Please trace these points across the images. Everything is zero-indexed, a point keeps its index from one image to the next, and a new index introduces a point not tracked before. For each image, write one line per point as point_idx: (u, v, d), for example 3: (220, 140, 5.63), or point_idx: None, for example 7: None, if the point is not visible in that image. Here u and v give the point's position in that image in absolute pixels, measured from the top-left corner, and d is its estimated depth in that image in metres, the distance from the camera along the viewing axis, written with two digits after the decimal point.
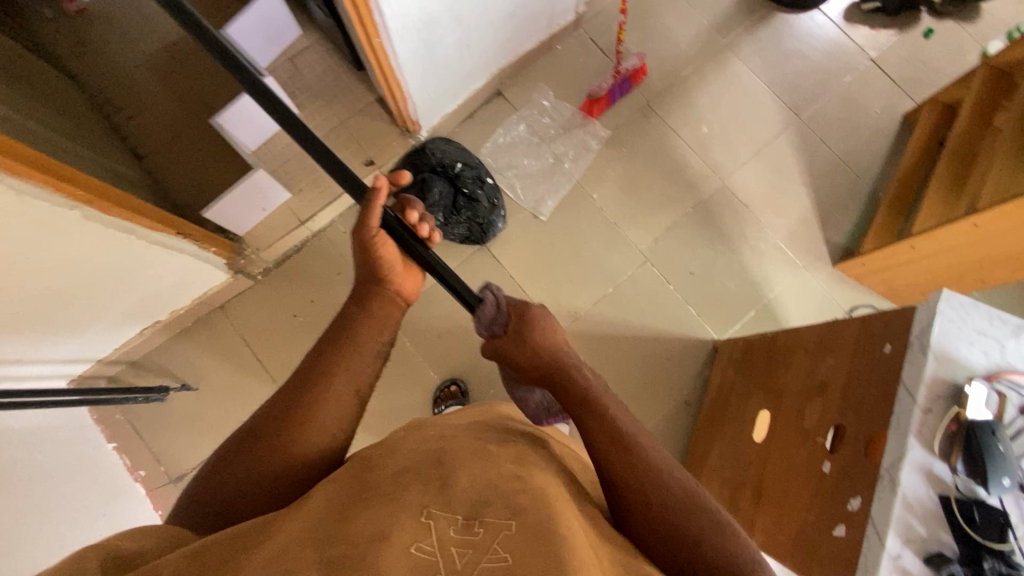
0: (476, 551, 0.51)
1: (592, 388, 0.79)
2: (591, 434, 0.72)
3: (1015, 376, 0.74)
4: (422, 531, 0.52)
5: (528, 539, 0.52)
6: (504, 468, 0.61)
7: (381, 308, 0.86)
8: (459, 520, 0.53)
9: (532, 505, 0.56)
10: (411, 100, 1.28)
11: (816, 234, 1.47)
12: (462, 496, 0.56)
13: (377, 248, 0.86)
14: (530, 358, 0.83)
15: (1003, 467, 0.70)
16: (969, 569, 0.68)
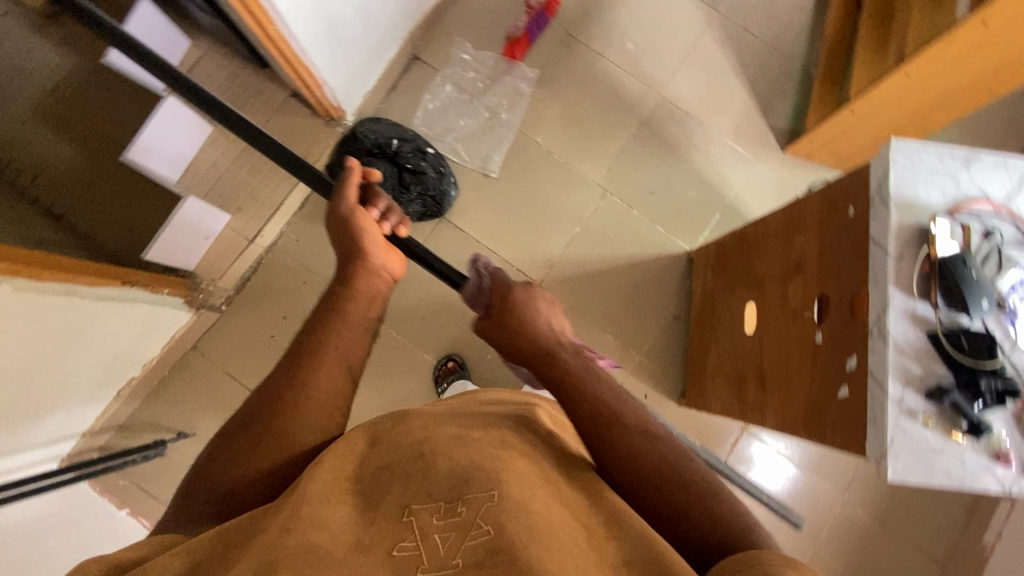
0: (459, 534, 0.50)
1: (572, 367, 0.73)
2: (578, 405, 0.66)
3: (974, 205, 0.66)
4: (404, 530, 0.50)
5: (506, 520, 0.50)
6: (481, 449, 0.58)
7: (369, 284, 0.77)
8: (440, 506, 0.52)
9: (514, 487, 0.53)
10: (328, 85, 1.16)
11: (761, 125, 1.43)
12: (442, 483, 0.54)
13: (353, 219, 0.79)
14: (517, 341, 0.80)
15: (979, 290, 0.62)
16: (968, 395, 0.61)
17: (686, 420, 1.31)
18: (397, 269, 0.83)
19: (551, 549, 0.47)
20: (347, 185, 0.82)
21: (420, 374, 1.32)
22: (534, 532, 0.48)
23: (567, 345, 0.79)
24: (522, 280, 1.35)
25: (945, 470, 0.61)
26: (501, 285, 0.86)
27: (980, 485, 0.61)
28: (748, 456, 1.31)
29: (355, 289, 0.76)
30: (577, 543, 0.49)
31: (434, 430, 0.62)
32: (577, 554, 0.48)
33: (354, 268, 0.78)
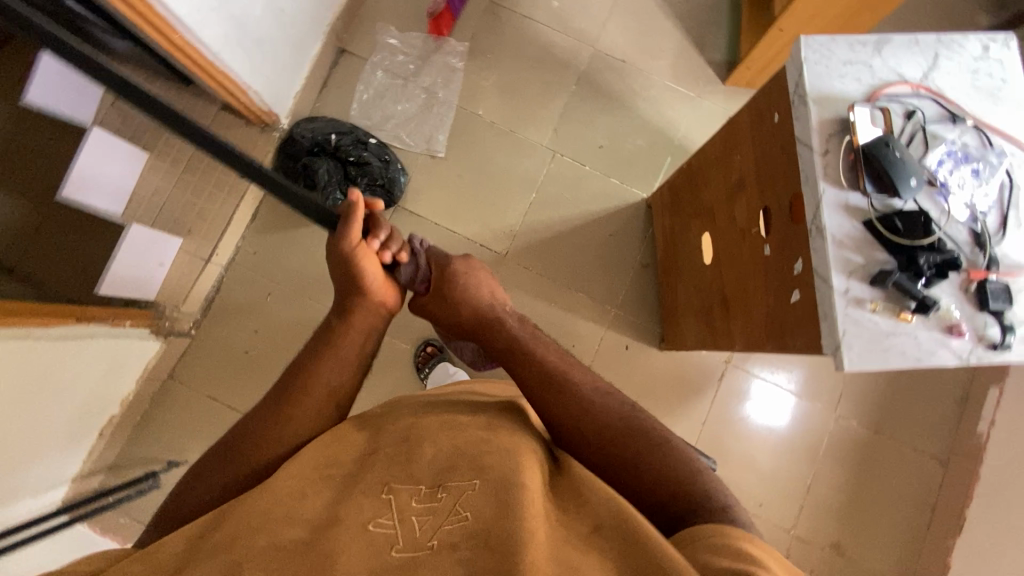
0: (438, 516, 0.52)
1: (519, 335, 0.80)
2: (527, 372, 0.74)
3: (892, 88, 0.66)
4: (382, 507, 0.53)
5: (489, 497, 0.53)
6: (469, 433, 0.61)
7: (364, 319, 0.79)
8: (421, 489, 0.55)
9: (497, 464, 0.57)
10: (252, 89, 1.13)
11: (698, 61, 1.43)
12: (427, 468, 0.57)
13: (356, 260, 0.79)
14: (453, 312, 0.85)
15: (906, 169, 0.62)
16: (910, 274, 0.61)
17: (671, 363, 1.32)
18: (391, 300, 0.83)
19: (527, 522, 0.50)
20: (350, 226, 0.78)
21: (401, 365, 1.32)
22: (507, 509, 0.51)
23: (507, 308, 0.87)
24: (487, 254, 1.34)
25: (900, 352, 0.62)
26: (439, 262, 0.87)
27: (936, 360, 0.62)
28: (737, 389, 1.32)
29: (355, 316, 0.78)
30: (546, 517, 0.52)
31: (420, 417, 0.66)
32: (548, 529, 0.51)
33: (352, 304, 0.79)
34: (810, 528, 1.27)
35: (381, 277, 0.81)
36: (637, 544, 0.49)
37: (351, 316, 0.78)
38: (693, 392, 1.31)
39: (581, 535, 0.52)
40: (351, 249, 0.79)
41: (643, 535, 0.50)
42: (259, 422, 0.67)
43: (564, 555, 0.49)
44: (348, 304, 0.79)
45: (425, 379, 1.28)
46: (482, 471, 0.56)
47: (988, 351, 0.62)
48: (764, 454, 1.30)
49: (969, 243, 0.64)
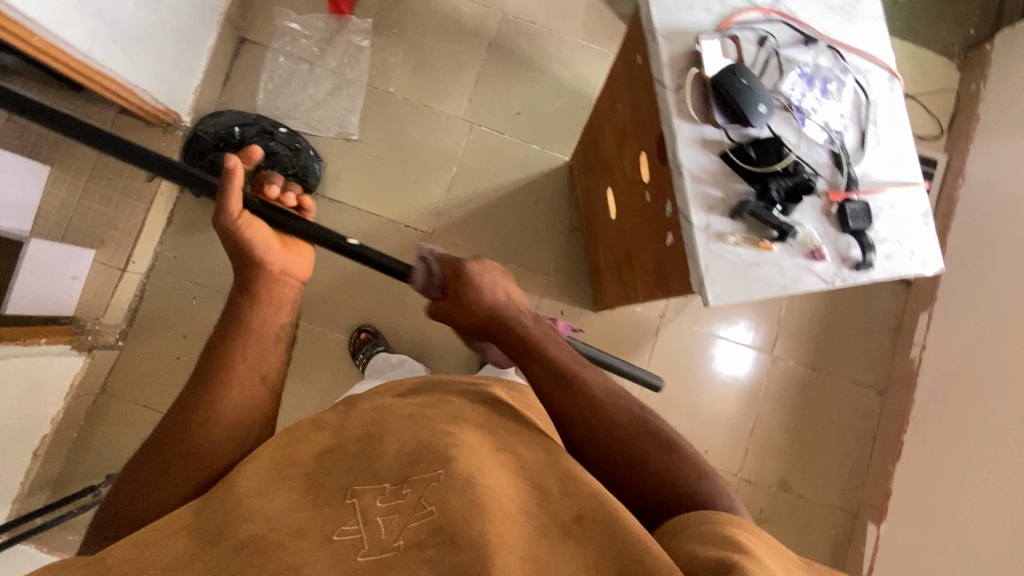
0: (403, 514, 0.47)
1: (532, 335, 0.64)
2: (540, 374, 0.61)
3: (741, 16, 0.65)
4: (347, 512, 0.47)
5: (457, 490, 0.47)
6: (433, 425, 0.55)
7: (273, 290, 0.69)
8: (386, 487, 0.49)
9: (464, 457, 0.51)
10: (141, 91, 1.09)
11: (610, 17, 1.40)
12: (390, 462, 0.51)
13: (241, 233, 0.67)
14: (471, 321, 0.68)
15: (753, 96, 0.61)
16: (766, 202, 0.61)
17: (608, 324, 1.32)
18: (298, 268, 0.72)
19: (492, 521, 0.45)
20: (228, 196, 0.66)
21: (339, 354, 1.31)
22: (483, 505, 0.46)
23: (530, 313, 0.69)
24: (414, 234, 1.32)
25: (764, 282, 0.61)
26: (450, 264, 0.72)
27: (800, 286, 0.62)
28: (676, 342, 1.33)
29: (260, 291, 0.68)
30: (520, 510, 0.47)
31: (382, 411, 0.59)
32: (519, 528, 0.46)
33: (254, 277, 0.68)
34: (755, 468, 1.30)
35: (278, 242, 0.70)
36: (615, 532, 0.46)
37: (260, 287, 0.68)
38: (632, 350, 1.32)
39: (563, 520, 0.47)
40: (231, 220, 0.66)
41: (628, 529, 0.46)
42: (182, 426, 0.58)
43: (538, 551, 0.44)
44: (250, 280, 0.68)
45: (362, 365, 1.24)
46: (446, 462, 0.50)
47: (851, 271, 0.62)
48: (707, 402, 1.32)
49: (827, 165, 0.64)
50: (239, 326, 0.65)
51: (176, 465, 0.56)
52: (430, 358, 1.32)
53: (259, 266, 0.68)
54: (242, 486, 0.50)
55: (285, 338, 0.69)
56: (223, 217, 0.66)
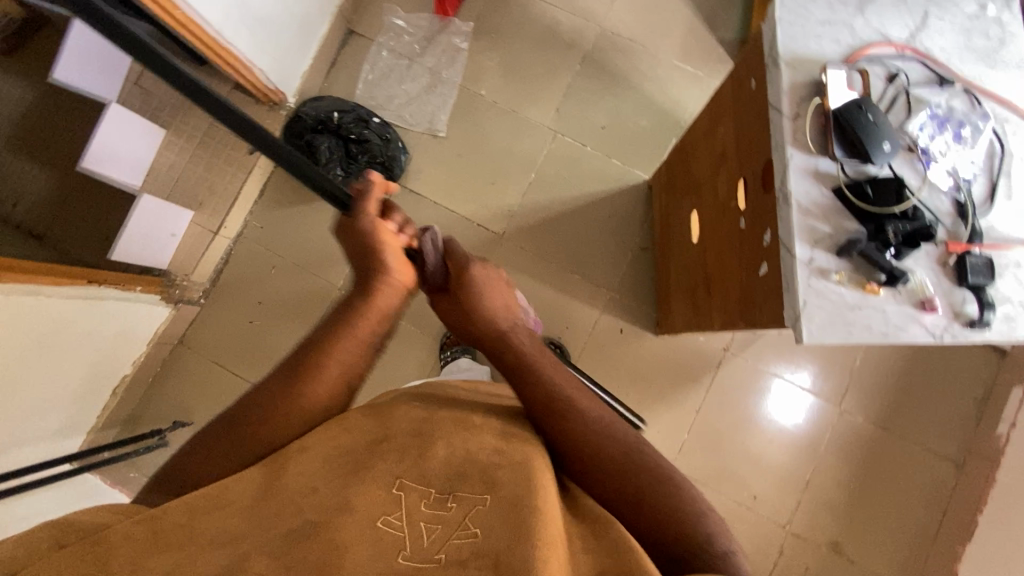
0: (447, 527, 0.48)
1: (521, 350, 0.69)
2: (528, 388, 0.64)
3: (872, 50, 0.63)
4: (392, 504, 0.49)
5: (501, 515, 0.48)
6: (482, 438, 0.56)
7: (388, 301, 0.69)
8: (433, 493, 0.50)
9: (512, 479, 0.51)
10: (256, 67, 1.16)
11: (709, 40, 1.38)
12: (439, 468, 0.52)
13: (373, 237, 0.68)
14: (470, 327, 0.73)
15: (880, 132, 0.59)
16: (878, 243, 0.58)
17: (667, 350, 1.29)
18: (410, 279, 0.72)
19: (542, 547, 0.44)
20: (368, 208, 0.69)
21: (399, 339, 1.34)
22: (523, 527, 0.46)
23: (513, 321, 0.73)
24: (485, 234, 1.35)
25: (865, 326, 0.58)
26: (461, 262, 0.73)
27: (904, 336, 0.58)
28: (737, 379, 1.28)
29: (373, 295, 0.68)
30: (558, 541, 0.46)
31: (432, 412, 0.61)
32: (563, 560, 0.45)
33: (375, 283, 0.69)
34: (806, 524, 1.23)
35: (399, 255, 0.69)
36: None
37: (373, 297, 0.68)
38: (689, 379, 1.28)
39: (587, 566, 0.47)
40: (366, 225, 0.68)
41: None
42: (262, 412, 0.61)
43: None
44: (369, 283, 0.69)
45: (444, 362, 1.28)
46: (495, 490, 0.50)
47: (964, 328, 0.58)
48: (764, 447, 1.26)
49: (950, 213, 0.60)
50: (337, 329, 0.67)
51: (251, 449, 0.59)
52: (484, 357, 1.33)
53: (379, 272, 0.69)
54: (297, 479, 0.51)
55: (372, 346, 0.69)
56: (360, 221, 0.68)
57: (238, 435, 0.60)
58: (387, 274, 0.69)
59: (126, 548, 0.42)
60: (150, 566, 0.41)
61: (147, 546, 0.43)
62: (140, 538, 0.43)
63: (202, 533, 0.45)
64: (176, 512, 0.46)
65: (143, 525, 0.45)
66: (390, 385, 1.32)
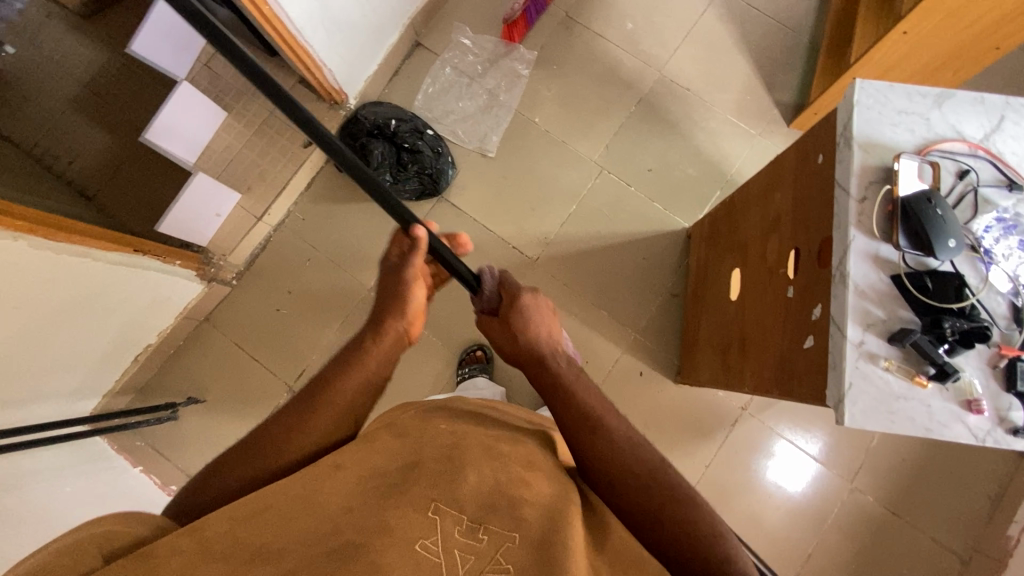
0: (480, 558, 0.47)
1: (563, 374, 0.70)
2: (566, 406, 0.66)
3: (946, 145, 0.64)
4: (429, 527, 0.48)
5: (535, 555, 0.47)
6: (510, 468, 0.57)
7: (393, 347, 0.73)
8: (464, 521, 0.50)
9: (539, 516, 0.51)
10: (325, 66, 1.19)
11: (766, 100, 1.40)
12: (471, 495, 0.52)
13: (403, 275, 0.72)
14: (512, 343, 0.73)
15: (947, 228, 0.59)
16: (933, 336, 0.58)
17: (683, 399, 1.29)
18: (415, 328, 0.76)
19: None
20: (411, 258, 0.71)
21: (419, 348, 1.35)
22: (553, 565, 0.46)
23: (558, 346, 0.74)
24: (518, 257, 1.36)
25: (908, 417, 0.58)
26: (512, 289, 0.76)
27: (948, 434, 0.58)
28: (749, 439, 1.27)
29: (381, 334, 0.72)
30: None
31: (460, 437, 0.61)
32: None
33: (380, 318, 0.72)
34: None
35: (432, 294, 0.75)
36: None
37: (381, 338, 0.71)
38: (701, 432, 1.28)
39: None
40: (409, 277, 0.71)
41: None
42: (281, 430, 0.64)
43: None
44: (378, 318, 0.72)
45: (461, 379, 1.29)
46: (526, 525, 0.50)
47: (1007, 435, 0.58)
48: (767, 512, 1.25)
49: (1006, 317, 0.60)
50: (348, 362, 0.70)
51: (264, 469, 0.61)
52: (500, 379, 1.34)
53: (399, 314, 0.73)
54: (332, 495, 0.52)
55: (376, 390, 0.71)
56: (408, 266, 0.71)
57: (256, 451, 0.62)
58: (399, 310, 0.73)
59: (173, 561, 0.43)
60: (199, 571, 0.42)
61: (191, 559, 0.44)
62: (186, 551, 0.45)
63: (240, 543, 0.46)
64: (217, 522, 0.48)
65: (190, 538, 0.46)
66: (405, 392, 1.33)
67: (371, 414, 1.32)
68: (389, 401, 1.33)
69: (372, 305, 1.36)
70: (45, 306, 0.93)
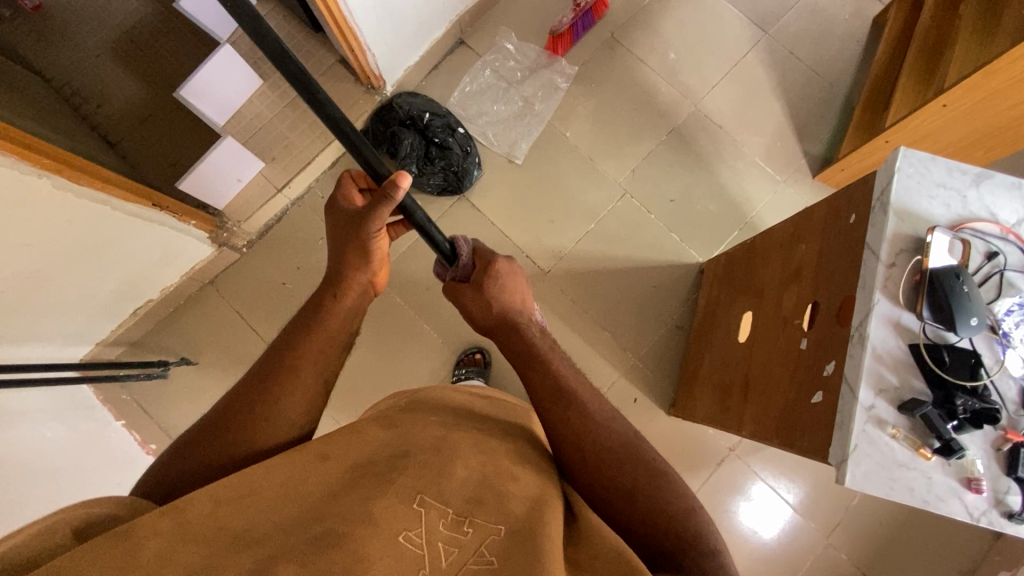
0: (462, 551, 0.46)
1: (537, 343, 0.71)
2: (539, 383, 0.67)
3: (979, 224, 0.64)
4: (414, 518, 0.47)
5: (519, 549, 0.47)
6: (501, 466, 0.56)
7: (358, 297, 0.73)
8: (450, 514, 0.48)
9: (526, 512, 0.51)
10: (370, 50, 1.19)
11: (795, 149, 1.42)
12: (458, 488, 0.51)
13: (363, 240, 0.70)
14: (485, 311, 0.73)
15: (971, 305, 0.60)
16: (944, 411, 0.59)
17: (673, 432, 1.30)
18: (380, 277, 0.77)
19: None
20: (380, 205, 0.67)
21: (418, 343, 1.34)
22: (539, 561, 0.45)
23: (533, 316, 0.75)
24: (530, 267, 1.36)
25: (908, 487, 0.59)
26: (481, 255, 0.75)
27: (944, 509, 0.58)
28: (733, 480, 1.28)
29: (338, 292, 0.72)
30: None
31: (450, 430, 0.59)
32: None
33: (343, 281, 0.72)
34: None
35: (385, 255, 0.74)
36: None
37: (338, 294, 0.71)
38: (686, 467, 1.28)
39: None
40: (372, 233, 0.70)
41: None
42: (248, 401, 0.63)
43: None
44: (338, 281, 0.72)
45: (457, 379, 1.28)
46: (510, 520, 0.49)
47: (1001, 518, 0.58)
48: (740, 555, 1.25)
49: (1015, 401, 0.61)
50: (304, 326, 0.69)
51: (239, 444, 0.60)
52: (496, 385, 1.33)
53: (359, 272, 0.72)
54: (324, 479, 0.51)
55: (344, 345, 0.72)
56: (370, 229, 0.69)
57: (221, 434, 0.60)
58: (365, 272, 0.73)
59: (155, 542, 0.41)
60: (177, 561, 0.40)
61: (174, 541, 0.42)
62: (167, 531, 0.43)
63: (225, 526, 0.45)
64: (201, 502, 0.46)
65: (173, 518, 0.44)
66: (398, 384, 1.32)
67: (362, 401, 1.31)
68: (381, 391, 1.32)
69: (378, 292, 1.35)
70: (55, 249, 0.92)
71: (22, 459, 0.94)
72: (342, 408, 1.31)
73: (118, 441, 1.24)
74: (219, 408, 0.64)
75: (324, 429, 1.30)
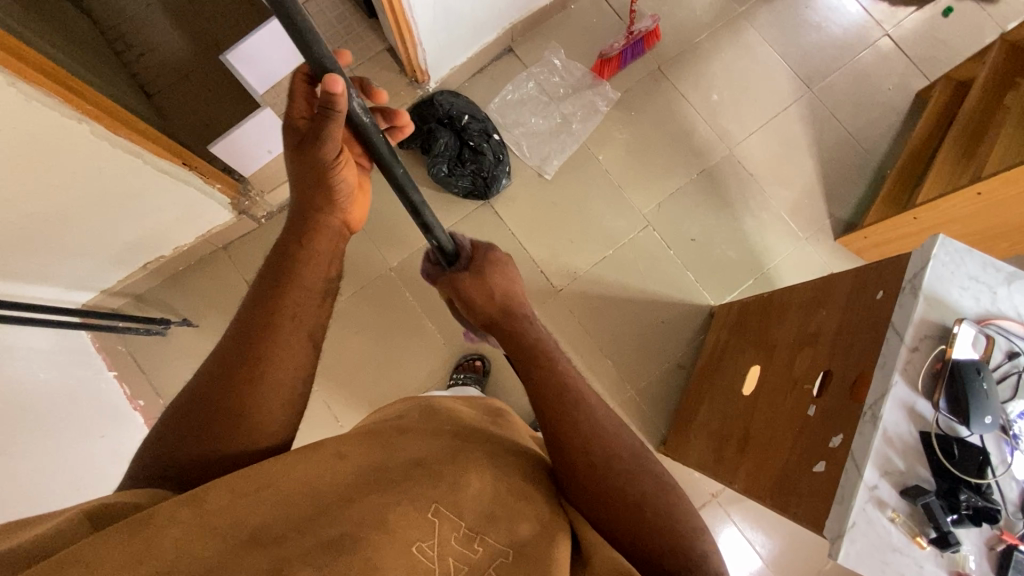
0: (472, 570, 0.47)
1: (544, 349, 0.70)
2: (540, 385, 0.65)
3: (1005, 322, 0.65)
4: (427, 529, 0.47)
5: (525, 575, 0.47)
6: (512, 483, 0.54)
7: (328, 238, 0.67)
8: (462, 528, 0.48)
9: (533, 533, 0.50)
10: (421, 46, 1.19)
11: (819, 208, 1.42)
12: (472, 502, 0.50)
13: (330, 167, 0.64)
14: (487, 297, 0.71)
15: (987, 404, 0.60)
16: (946, 503, 0.59)
17: None
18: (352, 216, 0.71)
19: None
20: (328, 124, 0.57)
21: (421, 340, 1.34)
22: None
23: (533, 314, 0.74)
24: (543, 283, 1.36)
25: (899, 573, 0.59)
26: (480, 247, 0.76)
27: None
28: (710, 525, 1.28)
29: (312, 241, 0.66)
30: None
31: (464, 442, 0.57)
32: None
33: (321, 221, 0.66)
34: None
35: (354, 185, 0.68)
36: None
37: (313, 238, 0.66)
38: None
39: None
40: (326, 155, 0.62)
41: None
42: (221, 384, 0.58)
43: None
44: (313, 215, 0.67)
45: (453, 384, 1.28)
46: (518, 539, 0.49)
47: None
48: None
49: (1015, 503, 0.61)
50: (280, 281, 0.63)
51: (217, 433, 0.56)
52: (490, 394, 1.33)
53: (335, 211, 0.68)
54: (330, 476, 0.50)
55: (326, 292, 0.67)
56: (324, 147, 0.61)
57: (199, 418, 0.56)
58: (337, 209, 0.68)
59: (172, 532, 0.42)
60: (193, 558, 0.41)
61: (190, 532, 0.43)
62: (184, 523, 0.43)
63: (240, 521, 0.45)
64: (219, 493, 0.46)
65: (191, 509, 0.44)
66: (395, 378, 1.32)
67: (355, 389, 1.31)
68: (375, 382, 1.32)
69: (390, 284, 1.35)
70: (80, 193, 0.92)
71: (16, 401, 0.94)
72: (334, 393, 1.30)
73: (108, 392, 1.23)
74: (192, 387, 0.59)
75: (315, 412, 1.29)
